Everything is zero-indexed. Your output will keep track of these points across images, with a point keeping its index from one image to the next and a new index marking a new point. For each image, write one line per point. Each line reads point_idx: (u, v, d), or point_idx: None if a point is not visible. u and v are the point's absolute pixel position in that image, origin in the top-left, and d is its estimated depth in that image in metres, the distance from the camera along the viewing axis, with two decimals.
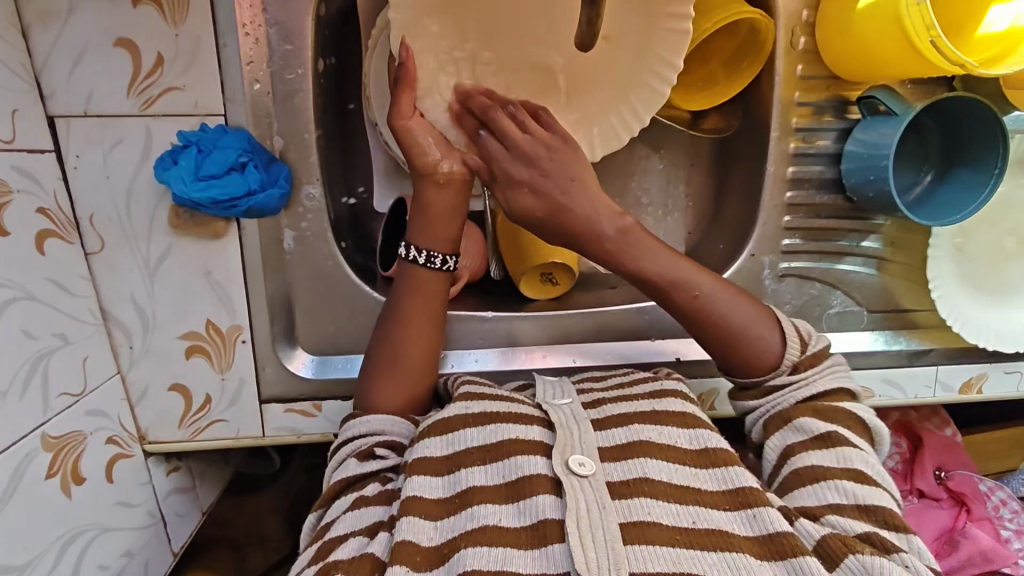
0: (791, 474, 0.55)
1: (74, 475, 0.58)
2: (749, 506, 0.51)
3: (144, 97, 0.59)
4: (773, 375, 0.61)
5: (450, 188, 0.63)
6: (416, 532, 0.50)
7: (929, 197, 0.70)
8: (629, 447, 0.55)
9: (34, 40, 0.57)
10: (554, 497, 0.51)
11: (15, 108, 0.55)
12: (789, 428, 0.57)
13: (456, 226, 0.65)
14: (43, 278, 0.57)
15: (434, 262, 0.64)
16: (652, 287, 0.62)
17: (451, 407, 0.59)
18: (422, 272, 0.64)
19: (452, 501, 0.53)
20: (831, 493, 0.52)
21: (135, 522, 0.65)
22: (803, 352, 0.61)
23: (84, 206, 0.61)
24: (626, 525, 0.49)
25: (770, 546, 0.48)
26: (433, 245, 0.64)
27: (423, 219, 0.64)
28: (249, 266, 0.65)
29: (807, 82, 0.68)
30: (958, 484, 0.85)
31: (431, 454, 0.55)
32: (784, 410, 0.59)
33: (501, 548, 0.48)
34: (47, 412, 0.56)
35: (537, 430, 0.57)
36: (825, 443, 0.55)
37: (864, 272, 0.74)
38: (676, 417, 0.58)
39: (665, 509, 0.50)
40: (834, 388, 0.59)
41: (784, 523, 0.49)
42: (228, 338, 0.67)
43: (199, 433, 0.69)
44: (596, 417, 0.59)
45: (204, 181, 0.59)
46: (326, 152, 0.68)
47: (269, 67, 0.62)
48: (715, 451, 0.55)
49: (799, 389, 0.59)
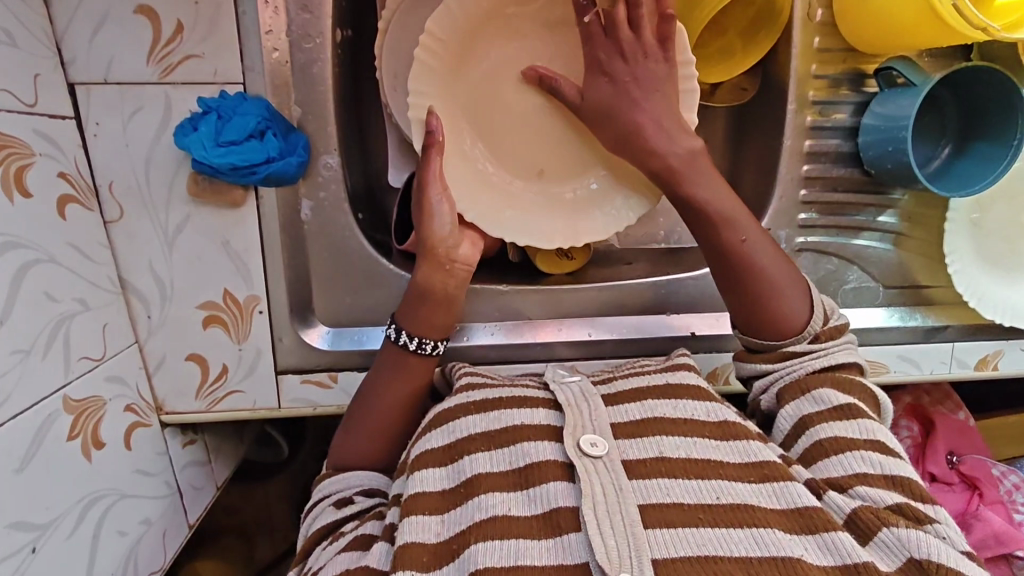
0: (812, 445, 0.54)
1: (94, 439, 0.58)
2: (774, 481, 0.51)
3: (163, 65, 0.60)
4: (796, 341, 0.60)
5: (455, 277, 0.63)
6: (419, 534, 0.50)
7: (946, 171, 0.70)
8: (644, 423, 0.55)
9: (55, 5, 0.58)
10: (567, 482, 0.51)
11: (37, 72, 0.55)
12: (807, 398, 0.57)
13: (451, 316, 0.64)
14: (64, 242, 0.57)
15: (425, 348, 0.63)
16: (704, 219, 0.61)
17: (452, 397, 0.60)
18: (411, 359, 0.63)
19: (457, 491, 0.52)
20: (857, 464, 0.52)
21: (152, 491, 0.65)
22: (825, 324, 0.61)
23: (103, 174, 0.62)
24: (646, 507, 0.49)
25: (799, 522, 0.48)
26: (425, 333, 0.63)
27: (422, 303, 0.63)
28: (267, 235, 0.65)
29: (823, 55, 0.68)
30: (971, 468, 0.85)
31: (430, 447, 0.56)
32: (801, 380, 0.58)
33: (512, 540, 0.47)
34: (67, 375, 0.56)
35: (544, 413, 0.56)
36: (844, 412, 0.55)
37: (881, 248, 0.74)
38: (691, 391, 0.58)
39: (685, 487, 0.50)
40: (848, 362, 0.60)
41: (811, 498, 0.50)
42: (245, 308, 0.67)
43: (216, 403, 0.69)
44: (609, 393, 0.59)
45: (224, 147, 0.59)
46: (343, 123, 0.68)
47: (288, 36, 0.62)
48: (733, 425, 0.55)
49: (817, 359, 0.59)
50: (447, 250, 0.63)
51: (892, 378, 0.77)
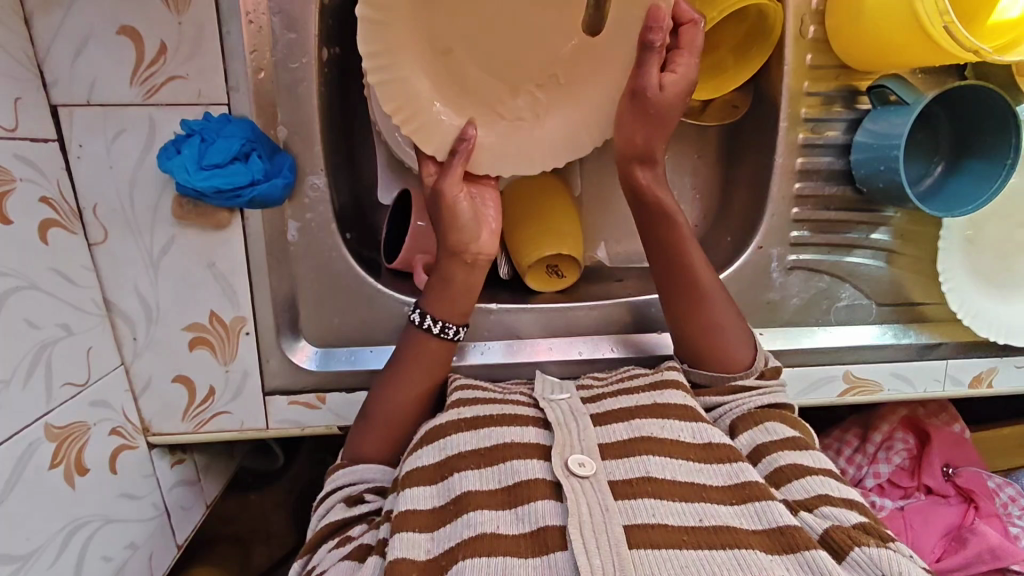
0: (770, 472, 0.54)
1: (77, 466, 0.58)
2: (755, 500, 0.50)
3: (147, 86, 0.59)
4: (741, 375, 0.63)
5: (478, 269, 0.63)
6: (410, 549, 0.49)
7: (939, 189, 0.70)
8: (631, 443, 0.55)
9: (36, 27, 0.57)
10: (554, 501, 0.50)
11: (17, 96, 0.55)
12: (760, 429, 0.57)
13: (471, 302, 0.64)
14: (46, 267, 0.56)
15: (447, 333, 0.63)
16: (657, 238, 0.64)
17: (443, 414, 0.59)
18: (432, 343, 0.63)
19: (447, 508, 0.52)
20: (818, 486, 0.52)
21: (139, 514, 0.65)
22: (767, 363, 0.64)
23: (87, 196, 0.61)
24: (630, 527, 0.48)
25: (779, 541, 0.47)
26: (448, 317, 0.63)
27: (446, 287, 0.63)
28: (253, 257, 0.65)
29: (816, 71, 0.68)
30: (966, 481, 0.84)
31: (422, 465, 0.55)
32: (753, 413, 0.59)
33: (502, 557, 0.47)
34: (50, 402, 0.55)
35: (534, 432, 0.56)
36: (795, 443, 0.56)
37: (874, 265, 0.73)
38: (677, 411, 0.57)
39: (670, 508, 0.49)
40: (788, 402, 0.62)
41: (790, 517, 0.49)
42: (232, 329, 0.66)
43: (203, 424, 0.69)
44: (597, 413, 0.59)
45: (208, 171, 0.59)
46: (330, 142, 0.68)
47: (273, 56, 0.61)
48: (717, 447, 0.55)
49: (764, 394, 0.61)
50: (467, 244, 0.62)
51: (886, 396, 0.77)
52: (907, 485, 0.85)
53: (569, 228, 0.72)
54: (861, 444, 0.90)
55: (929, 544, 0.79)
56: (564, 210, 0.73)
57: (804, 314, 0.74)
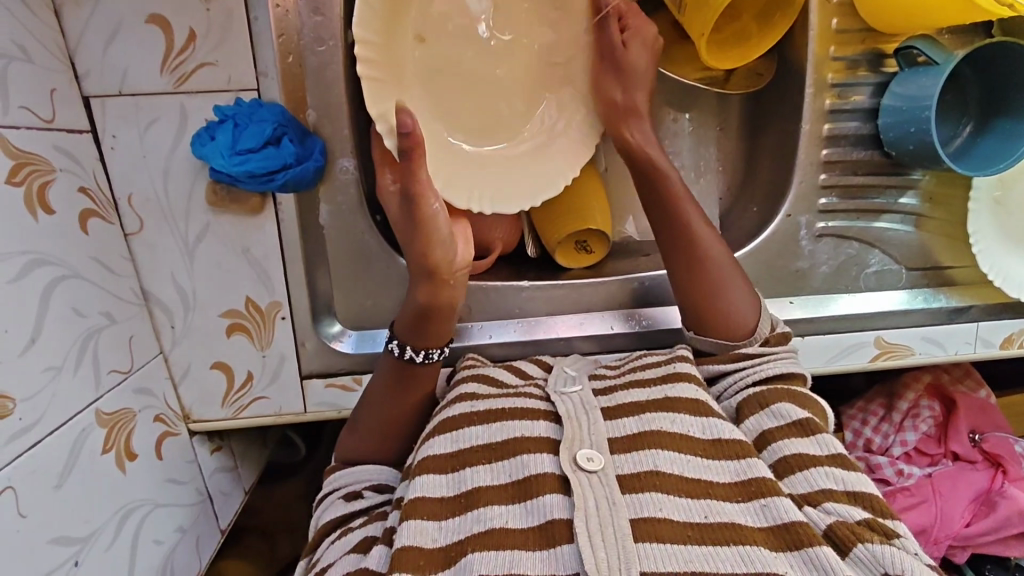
0: (777, 462, 0.53)
1: (126, 452, 0.59)
2: (761, 497, 0.49)
3: (177, 74, 0.59)
4: (747, 342, 0.63)
5: (459, 286, 0.58)
6: (418, 537, 0.49)
7: (968, 149, 0.70)
8: (639, 437, 0.53)
9: (66, 18, 0.57)
10: (562, 495, 0.50)
11: (52, 87, 0.55)
12: (767, 411, 0.56)
13: (454, 325, 0.61)
14: (88, 257, 0.57)
15: (431, 358, 0.62)
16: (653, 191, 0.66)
17: (456, 405, 0.59)
18: (418, 369, 0.62)
19: (459, 500, 0.51)
20: (822, 479, 0.51)
21: (184, 499, 0.66)
22: (772, 331, 0.64)
23: (122, 186, 0.62)
24: (638, 521, 0.47)
25: (784, 539, 0.47)
26: (430, 344, 0.61)
27: (431, 320, 0.60)
28: (287, 243, 0.65)
29: (841, 36, 0.67)
30: (993, 446, 0.84)
31: (434, 453, 0.55)
32: (761, 392, 0.58)
33: (509, 549, 0.47)
34: (98, 389, 0.56)
35: (543, 425, 0.55)
36: (802, 428, 0.54)
37: (902, 230, 0.73)
38: (688, 405, 0.56)
39: (677, 504, 0.49)
40: (796, 371, 0.61)
41: (796, 513, 0.48)
42: (268, 315, 0.67)
43: (243, 410, 0.69)
44: (608, 405, 0.57)
45: (241, 156, 0.59)
46: (357, 125, 0.68)
47: (300, 40, 0.61)
48: (728, 443, 0.53)
49: (771, 365, 0.60)
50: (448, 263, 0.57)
51: (917, 360, 0.77)
52: (934, 452, 0.85)
53: (596, 203, 0.73)
54: (886, 413, 0.89)
55: (960, 510, 0.80)
56: (588, 185, 0.73)
57: (834, 280, 0.74)
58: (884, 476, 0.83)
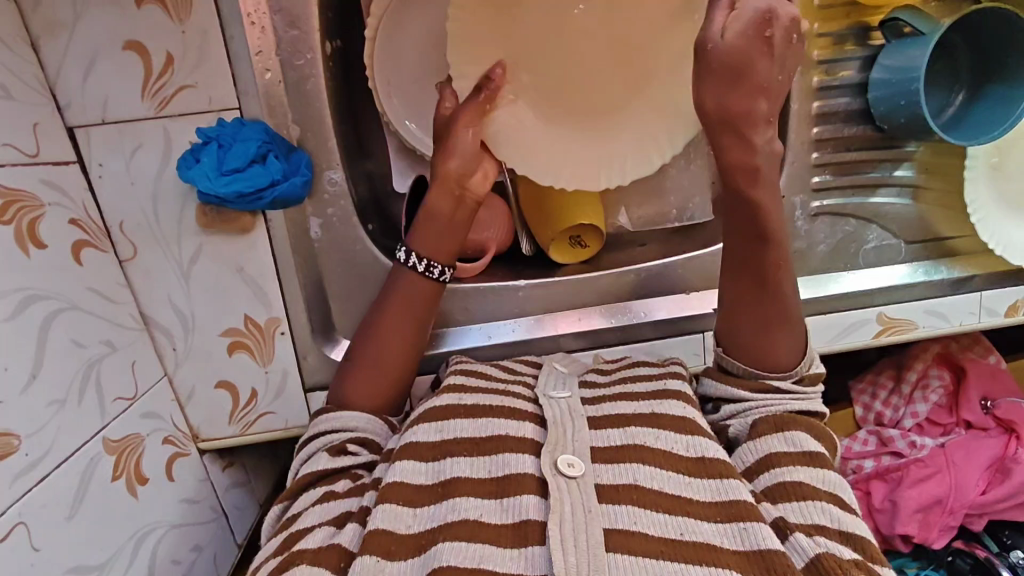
0: (774, 486, 0.52)
1: (137, 476, 0.59)
2: (740, 520, 0.48)
3: (158, 99, 0.59)
4: (787, 376, 0.59)
5: (464, 204, 0.64)
6: (392, 522, 0.49)
7: (963, 117, 0.68)
8: (622, 449, 0.54)
9: (44, 51, 0.57)
10: (539, 498, 0.50)
11: (35, 121, 0.55)
12: (779, 436, 0.55)
13: (459, 236, 0.65)
14: (84, 287, 0.57)
15: (433, 272, 0.64)
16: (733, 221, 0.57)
17: (443, 396, 0.59)
18: (420, 281, 0.64)
19: (435, 489, 0.52)
20: (817, 512, 0.50)
21: (198, 517, 0.67)
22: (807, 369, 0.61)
23: (113, 214, 0.62)
24: (611, 532, 0.47)
25: (759, 564, 0.45)
26: (432, 255, 0.64)
27: (434, 223, 0.64)
28: (281, 259, 0.65)
29: (826, 11, 0.66)
30: (1005, 412, 0.83)
31: (418, 440, 0.55)
32: (778, 416, 0.56)
33: (481, 543, 0.46)
34: (104, 417, 0.57)
35: (531, 428, 0.56)
36: (812, 461, 0.53)
37: (899, 203, 0.73)
38: (675, 422, 0.55)
39: (652, 518, 0.48)
40: (818, 412, 0.59)
41: (775, 542, 0.46)
42: (267, 331, 0.67)
43: (250, 426, 0.70)
44: (594, 416, 0.57)
45: (228, 176, 0.59)
46: (342, 135, 0.68)
47: (278, 55, 0.61)
48: (711, 461, 0.53)
49: (795, 400, 0.58)
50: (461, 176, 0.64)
51: (922, 334, 0.76)
52: (947, 422, 0.85)
53: (586, 197, 0.72)
54: (896, 385, 0.89)
55: (976, 479, 0.79)
56: None
57: (833, 259, 0.73)
58: (897, 449, 0.82)
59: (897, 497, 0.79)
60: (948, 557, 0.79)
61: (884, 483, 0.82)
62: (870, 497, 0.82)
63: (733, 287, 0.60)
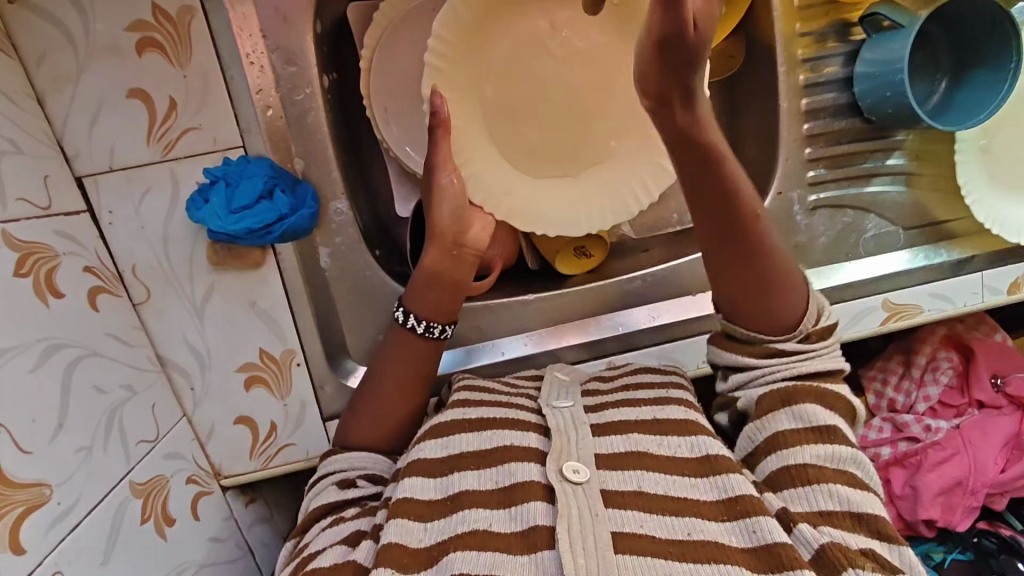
0: (781, 471, 0.51)
1: (164, 518, 0.60)
2: (748, 516, 0.49)
3: (163, 143, 0.60)
4: (786, 338, 0.56)
5: (462, 263, 0.62)
6: (404, 535, 0.50)
7: (948, 104, 0.70)
8: (627, 456, 0.54)
9: (50, 104, 0.58)
10: (546, 503, 0.50)
11: (46, 173, 0.56)
12: (788, 412, 0.53)
13: (459, 299, 0.63)
14: (103, 333, 0.58)
15: (433, 331, 0.63)
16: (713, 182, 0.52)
17: (447, 412, 0.59)
18: (420, 342, 0.63)
19: (445, 503, 0.52)
20: (822, 499, 0.49)
21: (224, 555, 0.67)
22: (817, 322, 0.57)
23: (125, 259, 0.63)
24: (618, 534, 0.48)
25: (765, 560, 0.46)
26: (432, 316, 0.62)
27: (434, 288, 0.62)
28: (293, 291, 0.66)
29: (805, 12, 0.69)
30: (1017, 388, 0.83)
31: (425, 456, 0.55)
32: (785, 388, 0.54)
33: (491, 553, 0.47)
34: (129, 461, 0.57)
35: (534, 437, 0.56)
36: (822, 437, 0.51)
37: (894, 191, 0.74)
38: (677, 425, 0.56)
39: (658, 521, 0.49)
40: (833, 368, 0.56)
41: (782, 534, 0.47)
42: (284, 363, 0.68)
43: (271, 460, 0.70)
44: (598, 422, 0.58)
45: (237, 214, 0.60)
46: (345, 166, 0.69)
47: (278, 92, 0.63)
48: (715, 459, 0.53)
49: (805, 361, 0.55)
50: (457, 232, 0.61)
51: (928, 317, 0.76)
52: (959, 403, 0.85)
53: None
54: (906, 370, 0.89)
55: (994, 457, 0.80)
56: None
57: (835, 251, 0.74)
58: (912, 434, 0.82)
59: (917, 482, 0.79)
60: (974, 539, 0.80)
61: (903, 469, 0.82)
62: (890, 484, 0.82)
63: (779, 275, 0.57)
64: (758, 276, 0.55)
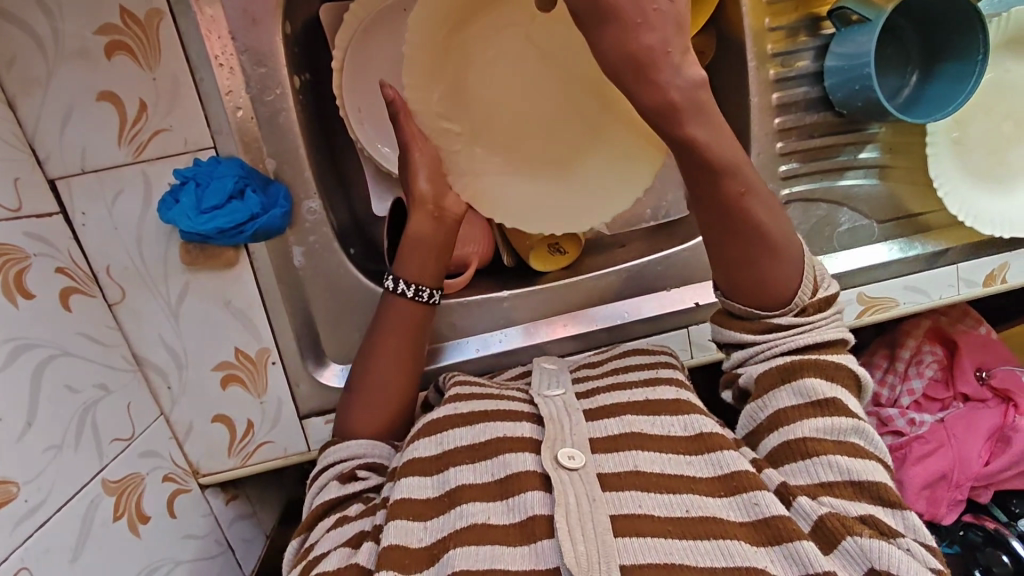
0: (782, 446, 0.52)
1: (139, 515, 0.60)
2: (743, 492, 0.49)
3: (135, 144, 0.61)
4: (779, 313, 0.55)
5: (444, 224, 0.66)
6: (405, 535, 0.51)
7: (919, 97, 0.70)
8: (620, 438, 0.54)
9: (21, 108, 0.59)
10: (544, 492, 0.51)
11: (16, 176, 0.57)
12: (789, 390, 0.53)
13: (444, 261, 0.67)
14: (75, 333, 0.59)
15: (422, 295, 0.66)
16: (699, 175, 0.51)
17: (440, 408, 0.60)
18: (406, 319, 0.65)
19: (442, 499, 0.53)
20: (823, 470, 0.50)
21: (202, 551, 0.68)
22: (814, 294, 0.55)
23: (99, 259, 0.63)
24: (618, 517, 0.48)
25: (766, 534, 0.47)
26: (420, 279, 0.66)
27: (420, 250, 0.66)
28: (266, 289, 0.67)
29: (775, 7, 0.69)
30: (1001, 380, 0.84)
31: (420, 456, 0.56)
32: (785, 365, 0.54)
33: (489, 545, 0.48)
34: (102, 459, 0.58)
35: (527, 426, 0.56)
36: (823, 411, 0.51)
37: (868, 184, 0.74)
38: (670, 406, 0.56)
39: (657, 499, 0.49)
40: (835, 338, 0.55)
41: (779, 507, 0.48)
42: (259, 361, 0.68)
43: (249, 458, 0.71)
44: (589, 408, 0.58)
45: (208, 213, 0.61)
46: (318, 164, 0.69)
47: (248, 92, 0.63)
48: (710, 436, 0.53)
49: (803, 335, 0.54)
50: None
51: (903, 310, 0.77)
52: (944, 397, 0.85)
53: None
54: (891, 363, 0.89)
55: (978, 448, 0.80)
56: None
57: (809, 244, 0.74)
58: (897, 428, 0.83)
59: (902, 475, 0.79)
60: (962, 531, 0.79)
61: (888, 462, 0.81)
62: None
63: (793, 255, 0.54)
64: (744, 253, 0.54)
